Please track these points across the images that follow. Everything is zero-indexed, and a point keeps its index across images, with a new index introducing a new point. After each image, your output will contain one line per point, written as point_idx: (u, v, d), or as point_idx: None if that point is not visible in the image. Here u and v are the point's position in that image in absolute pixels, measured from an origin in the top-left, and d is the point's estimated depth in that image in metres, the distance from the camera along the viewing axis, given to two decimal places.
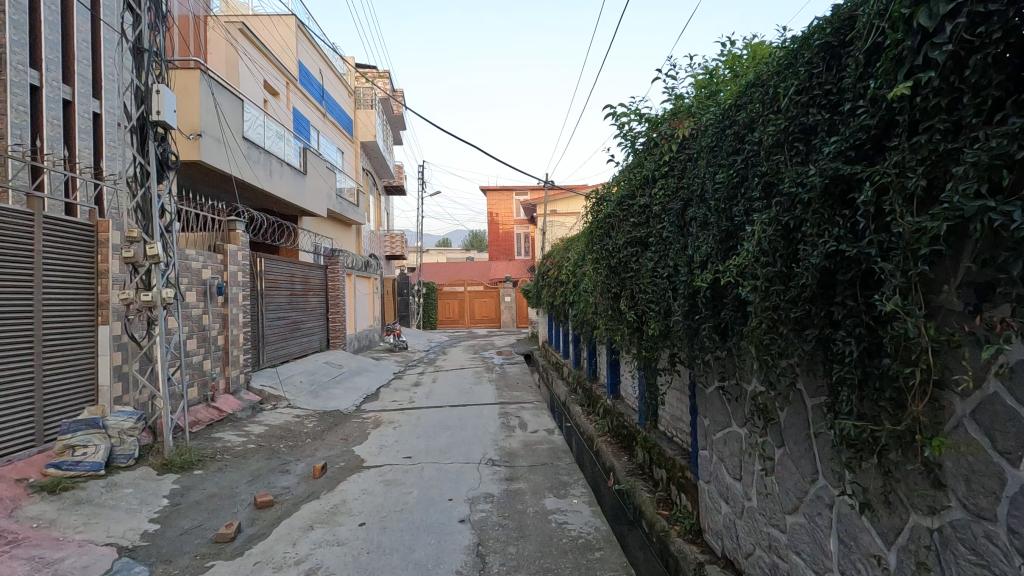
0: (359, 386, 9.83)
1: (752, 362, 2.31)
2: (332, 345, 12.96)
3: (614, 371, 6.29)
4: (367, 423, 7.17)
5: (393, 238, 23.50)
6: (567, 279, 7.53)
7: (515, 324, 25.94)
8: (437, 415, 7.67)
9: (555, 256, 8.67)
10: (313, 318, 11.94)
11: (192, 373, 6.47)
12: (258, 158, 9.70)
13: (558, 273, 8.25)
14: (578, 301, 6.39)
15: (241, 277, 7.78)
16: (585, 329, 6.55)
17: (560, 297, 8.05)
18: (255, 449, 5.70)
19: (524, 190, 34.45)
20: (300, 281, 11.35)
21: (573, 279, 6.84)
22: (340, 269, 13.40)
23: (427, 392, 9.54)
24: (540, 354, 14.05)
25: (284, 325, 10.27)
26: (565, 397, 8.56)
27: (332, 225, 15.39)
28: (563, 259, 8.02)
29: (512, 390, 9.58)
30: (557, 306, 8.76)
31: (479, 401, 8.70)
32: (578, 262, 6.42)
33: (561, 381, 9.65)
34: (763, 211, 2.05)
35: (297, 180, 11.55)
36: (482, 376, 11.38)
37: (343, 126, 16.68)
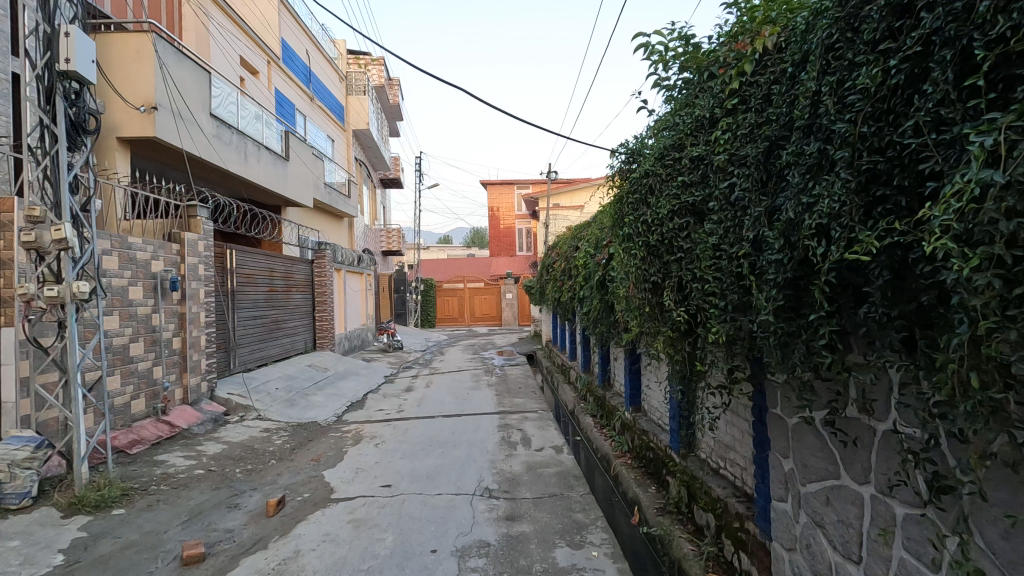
0: (343, 392, 8.85)
1: (929, 394, 1.35)
2: (319, 346, 11.98)
3: (636, 379, 5.30)
4: (344, 439, 6.19)
5: (388, 233, 22.50)
6: (578, 270, 6.53)
7: (517, 323, 25.05)
8: (427, 427, 6.70)
9: (562, 246, 7.66)
10: (296, 317, 10.96)
11: (136, 382, 5.52)
12: (232, 139, 8.72)
13: (566, 265, 7.26)
14: (592, 296, 5.40)
15: (204, 270, 6.81)
16: (600, 328, 5.57)
17: (569, 292, 7.05)
18: (204, 475, 4.74)
19: (525, 184, 33.39)
20: (282, 276, 10.37)
21: (586, 271, 5.85)
22: (328, 264, 12.43)
23: (419, 400, 8.54)
24: (544, 355, 13.07)
25: (261, 325, 9.28)
26: (574, 405, 7.55)
27: (321, 217, 14.40)
28: (572, 248, 7.02)
29: (513, 397, 8.59)
30: (565, 303, 7.75)
31: (476, 410, 7.72)
32: (594, 250, 5.42)
33: (569, 387, 8.63)
34: (996, 114, 1.07)
35: (279, 165, 10.56)
36: (480, 380, 10.38)
37: (333, 112, 15.68)
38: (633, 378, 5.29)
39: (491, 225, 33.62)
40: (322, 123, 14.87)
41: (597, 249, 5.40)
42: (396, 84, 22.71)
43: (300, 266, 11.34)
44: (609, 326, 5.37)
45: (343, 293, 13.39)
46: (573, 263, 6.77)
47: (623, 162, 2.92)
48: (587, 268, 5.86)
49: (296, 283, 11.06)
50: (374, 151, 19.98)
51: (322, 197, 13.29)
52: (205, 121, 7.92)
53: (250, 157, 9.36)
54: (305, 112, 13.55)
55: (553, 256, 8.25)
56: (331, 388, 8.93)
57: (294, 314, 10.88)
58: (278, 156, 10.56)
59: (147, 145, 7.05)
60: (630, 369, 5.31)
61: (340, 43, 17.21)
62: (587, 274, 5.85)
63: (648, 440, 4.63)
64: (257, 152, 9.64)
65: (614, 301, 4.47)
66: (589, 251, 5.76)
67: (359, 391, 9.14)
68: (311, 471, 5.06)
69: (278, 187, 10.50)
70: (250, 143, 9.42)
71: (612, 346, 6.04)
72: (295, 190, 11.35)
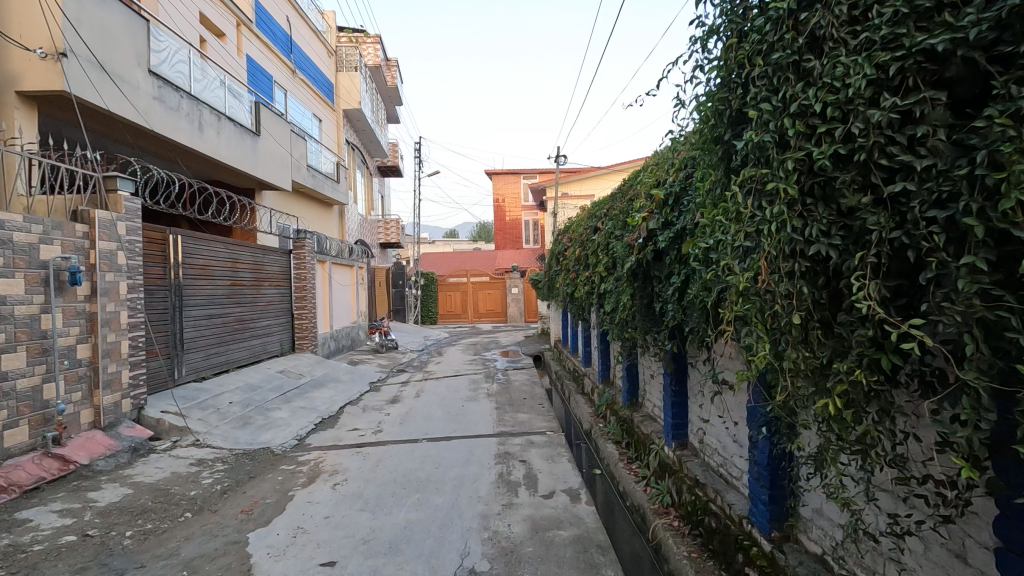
0: (315, 405, 7.45)
1: None
2: (298, 347, 10.57)
3: (680, 406, 3.86)
4: (297, 476, 4.80)
5: (388, 224, 21.37)
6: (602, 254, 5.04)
7: (523, 320, 23.73)
8: (406, 456, 5.32)
9: (578, 229, 6.14)
10: (268, 314, 9.57)
11: (12, 407, 4.16)
12: (182, 105, 7.36)
13: (582, 250, 5.76)
14: (623, 289, 3.94)
15: (127, 259, 5.42)
16: (631, 332, 4.20)
17: (585, 284, 5.57)
18: (75, 544, 3.35)
19: (531, 173, 31.78)
20: (250, 268, 8.99)
21: (614, 257, 4.37)
22: (310, 255, 11.05)
23: (404, 415, 7.13)
24: (552, 357, 11.64)
25: (219, 325, 7.90)
26: (590, 426, 6.10)
27: (306, 204, 13.00)
28: (592, 228, 5.50)
29: (516, 412, 7.14)
30: (578, 299, 6.32)
31: (470, 430, 6.31)
32: (630, 225, 3.93)
33: (584, 400, 7.15)
34: None
35: (250, 141, 9.19)
36: (478, 388, 8.96)
37: (321, 89, 14.29)
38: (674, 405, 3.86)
39: (496, 217, 32.15)
40: (307, 99, 13.49)
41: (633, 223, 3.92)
42: (393, 65, 21.25)
43: (274, 257, 9.94)
44: (648, 332, 3.90)
45: (328, 289, 12.01)
46: (592, 247, 5.28)
47: (740, 30, 1.75)
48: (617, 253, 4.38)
49: (269, 277, 9.69)
50: (369, 134, 18.49)
51: (304, 180, 11.88)
52: (144, 80, 6.58)
53: (208, 129, 7.99)
54: (286, 86, 12.15)
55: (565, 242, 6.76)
56: (301, 400, 7.54)
57: (265, 311, 9.49)
58: (249, 131, 9.20)
59: (57, 104, 5.68)
60: (670, 389, 3.87)
61: (330, 15, 15.77)
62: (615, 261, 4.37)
63: (705, 500, 3.17)
64: (217, 123, 8.22)
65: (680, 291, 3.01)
66: (621, 229, 4.28)
67: (335, 404, 7.74)
68: (233, 533, 3.65)
69: (248, 167, 9.16)
70: (211, 113, 8.08)
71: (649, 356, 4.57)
72: (270, 171, 9.99)
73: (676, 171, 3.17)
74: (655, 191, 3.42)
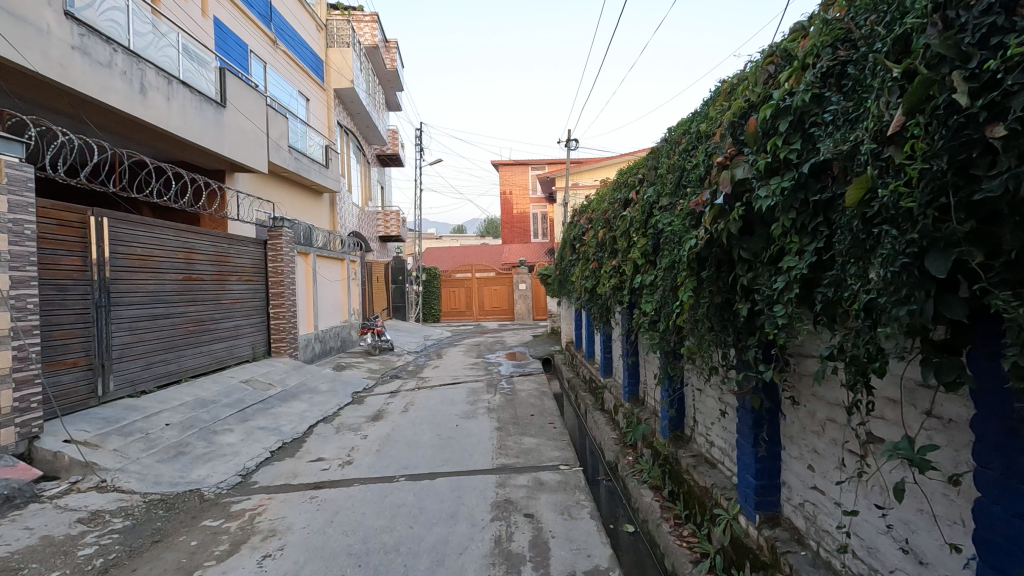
0: (278, 425, 6.13)
1: None
2: (275, 351, 9.27)
3: (770, 460, 2.53)
4: (218, 540, 3.48)
5: (386, 216, 20.07)
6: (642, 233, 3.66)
7: (531, 318, 22.41)
8: (374, 505, 3.99)
9: (601, 206, 4.75)
10: (235, 314, 8.27)
11: None
12: (117, 61, 6.06)
13: (606, 233, 4.38)
14: (682, 282, 2.59)
15: (9, 244, 4.13)
16: (689, 343, 2.86)
17: (613, 278, 4.19)
18: None
19: (540, 163, 30.36)
20: (212, 260, 7.69)
21: (667, 236, 3.00)
22: (291, 246, 9.77)
23: (384, 439, 5.79)
24: (564, 362, 10.27)
25: (168, 327, 6.63)
26: (618, 458, 4.76)
27: (291, 191, 11.74)
28: (624, 203, 4.12)
29: (522, 436, 5.78)
30: (600, 296, 4.96)
31: (463, 462, 4.97)
32: (696, 187, 2.56)
33: (607, 423, 5.77)
34: None
35: (212, 113, 7.90)
36: (479, 400, 7.62)
37: (308, 64, 12.96)
38: (760, 459, 2.53)
39: (503, 211, 30.76)
40: (292, 74, 12.18)
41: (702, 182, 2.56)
42: (392, 47, 19.94)
43: (245, 248, 8.65)
44: (719, 347, 2.56)
45: (313, 284, 10.69)
46: (625, 226, 3.90)
47: None
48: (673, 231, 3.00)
49: (237, 271, 8.38)
50: (365, 118, 17.16)
51: (285, 163, 10.58)
52: (58, 24, 5.29)
53: (154, 92, 6.69)
54: (265, 58, 10.84)
55: (581, 225, 5.39)
56: (263, 418, 6.24)
57: (232, 310, 8.19)
58: (211, 101, 7.89)
59: None
60: (753, 436, 2.54)
61: None
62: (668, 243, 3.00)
63: None
64: (167, 87, 6.93)
65: (827, 280, 1.61)
66: (679, 193, 2.90)
67: (304, 422, 6.42)
68: None
69: (209, 142, 7.87)
70: (159, 75, 6.79)
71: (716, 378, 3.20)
72: (239, 150, 8.71)
73: (803, 73, 1.81)
74: (750, 118, 2.06)
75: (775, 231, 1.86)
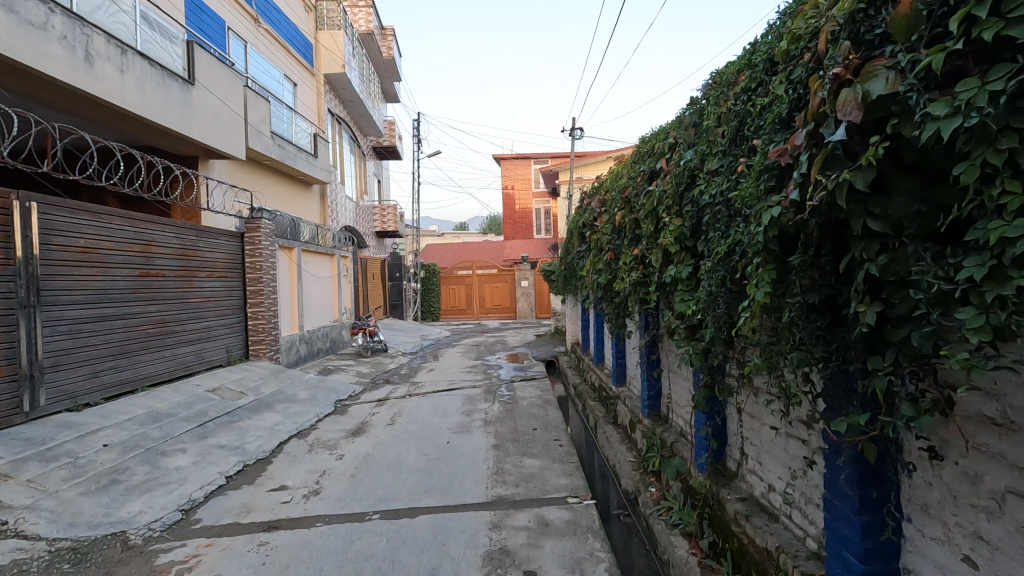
0: (242, 444, 5.32)
1: None
2: (253, 355, 8.47)
3: (882, 536, 1.71)
4: None
5: (383, 211, 19.25)
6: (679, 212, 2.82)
7: (534, 316, 21.58)
8: (336, 556, 3.17)
9: (618, 184, 3.90)
10: (206, 315, 7.46)
11: None
12: (54, 23, 5.26)
13: (626, 216, 3.53)
14: (754, 273, 1.78)
15: None
16: (756, 356, 2.04)
17: (637, 271, 3.35)
18: None
19: (542, 157, 29.49)
20: (177, 254, 6.90)
21: (724, 209, 2.18)
22: (272, 240, 8.96)
23: (362, 461, 4.97)
24: (570, 366, 9.43)
25: (120, 329, 5.83)
26: (638, 489, 3.94)
27: (276, 181, 10.92)
28: (651, 176, 3.26)
29: (523, 457, 4.94)
30: (615, 293, 4.11)
31: (452, 492, 4.15)
32: (775, 134, 1.75)
33: (622, 441, 4.94)
34: None
35: (178, 90, 7.11)
36: (475, 411, 6.79)
37: (295, 47, 12.13)
38: (868, 534, 1.71)
39: (505, 206, 29.90)
40: (276, 56, 11.35)
41: (791, 126, 1.73)
42: (388, 34, 19.12)
43: (218, 241, 7.85)
44: (810, 366, 1.74)
45: (298, 281, 9.88)
46: (653, 205, 3.05)
47: None
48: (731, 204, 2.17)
49: (207, 267, 7.57)
50: (358, 107, 16.32)
51: (267, 150, 9.77)
52: None
53: (105, 63, 5.90)
54: (245, 37, 10.03)
55: (590, 209, 4.55)
56: (225, 435, 5.42)
57: (202, 310, 7.39)
58: (176, 77, 7.09)
59: None
60: (861, 501, 1.71)
61: None
62: (728, 219, 2.17)
63: None
64: (122, 58, 6.14)
65: None
66: (743, 149, 2.07)
67: (273, 439, 5.61)
68: None
69: (175, 123, 7.08)
70: (111, 44, 5.99)
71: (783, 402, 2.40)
72: (212, 134, 7.91)
73: None
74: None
75: (965, 176, 1.05)
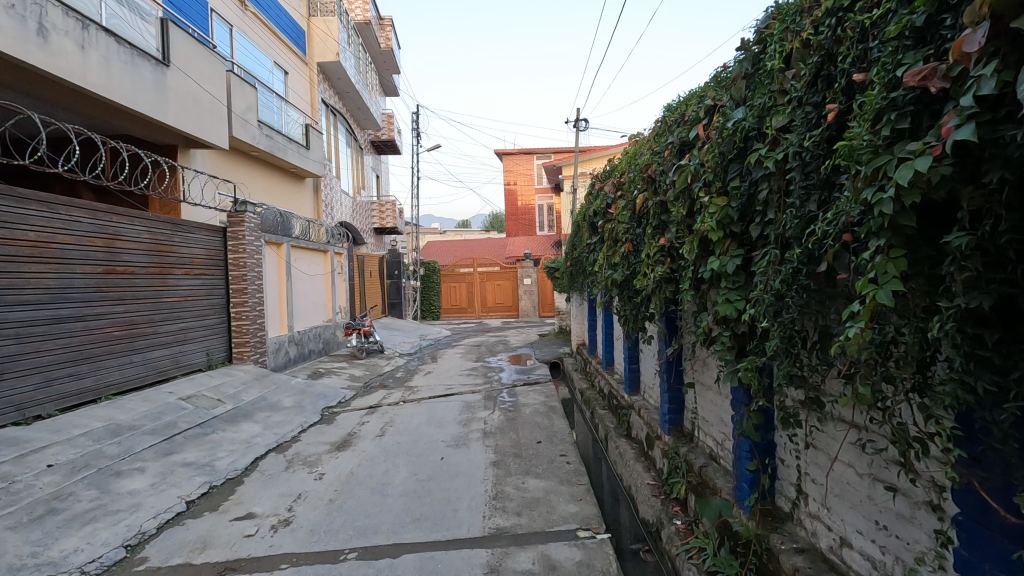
0: (211, 461, 4.75)
1: None
2: (237, 358, 7.90)
3: None
4: None
5: (381, 207, 18.67)
6: (725, 190, 2.23)
7: (537, 315, 21.02)
8: None
9: (639, 163, 3.30)
10: (183, 316, 6.89)
11: None
12: None
13: (649, 200, 2.93)
14: (867, 264, 1.21)
15: None
16: (849, 378, 1.47)
17: (664, 265, 2.76)
18: None
19: (545, 152, 28.87)
20: (148, 250, 6.32)
21: (800, 178, 1.60)
22: (258, 235, 8.39)
23: (344, 481, 4.39)
24: (576, 369, 8.85)
25: (80, 332, 5.28)
26: (661, 520, 3.36)
27: (265, 174, 10.36)
28: (684, 148, 2.66)
29: (525, 477, 4.36)
30: (632, 292, 3.52)
31: (444, 523, 3.58)
32: (903, 55, 1.17)
33: (638, 460, 4.35)
34: None
35: (150, 71, 6.56)
36: (473, 420, 6.22)
37: (286, 33, 11.55)
38: None
39: (507, 202, 29.30)
40: (265, 42, 10.76)
41: (929, 42, 1.16)
42: (387, 24, 18.52)
43: (197, 236, 7.29)
44: (959, 402, 1.16)
45: (287, 279, 9.33)
46: (686, 184, 2.47)
47: None
48: (810, 173, 1.60)
49: (184, 264, 7.00)
50: (354, 99, 15.73)
51: (253, 140, 9.20)
52: None
53: (62, 38, 5.34)
54: (230, 20, 9.44)
55: (602, 195, 3.96)
56: (193, 450, 4.86)
57: (179, 310, 6.84)
58: (148, 57, 6.52)
59: None
60: None
61: None
62: (807, 191, 1.59)
63: None
64: (83, 33, 5.58)
65: None
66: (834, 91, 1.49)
67: (248, 454, 5.05)
68: None
69: (147, 107, 6.53)
70: (69, 17, 5.43)
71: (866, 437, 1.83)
72: (190, 120, 7.35)
73: None
74: None
75: None
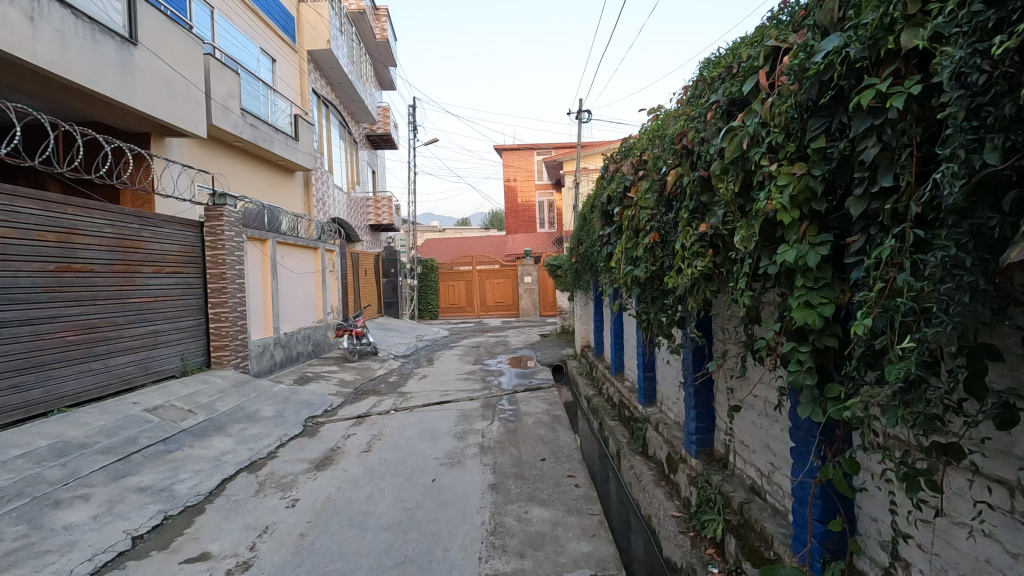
0: (169, 485, 4.16)
1: None
2: (215, 363, 7.33)
3: None
4: None
5: (377, 203, 18.05)
6: (803, 156, 1.66)
7: (538, 314, 20.44)
8: None
9: (667, 135, 2.71)
10: (153, 318, 6.30)
11: None
12: None
13: (684, 178, 2.34)
14: None
15: None
16: None
17: (705, 259, 2.18)
18: None
19: (546, 148, 28.25)
20: (111, 246, 5.74)
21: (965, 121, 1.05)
22: (239, 231, 7.80)
23: (318, 510, 3.80)
24: (580, 374, 8.26)
25: (27, 337, 4.70)
26: (692, 566, 2.79)
27: (249, 166, 9.76)
28: (735, 109, 2.07)
29: (528, 505, 3.78)
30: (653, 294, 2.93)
31: (432, 567, 3.00)
32: None
33: (658, 485, 3.77)
34: None
35: (113, 50, 5.97)
36: (470, 432, 5.64)
37: (273, 17, 10.94)
38: None
39: (508, 199, 28.69)
40: (251, 26, 10.15)
41: None
42: (382, 14, 17.91)
43: (170, 231, 6.70)
44: None
45: (272, 278, 8.74)
46: (743, 151, 1.89)
47: None
48: (982, 110, 1.04)
49: (155, 261, 6.41)
50: (348, 90, 15.12)
51: (235, 129, 8.61)
52: None
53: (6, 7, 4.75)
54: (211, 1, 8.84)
55: (618, 179, 3.36)
56: (150, 473, 4.28)
57: (149, 312, 6.25)
58: (111, 34, 5.94)
59: None
60: None
61: None
62: (982, 140, 1.03)
63: None
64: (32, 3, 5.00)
65: None
66: None
67: (215, 476, 4.47)
68: None
69: (110, 89, 5.94)
70: None
71: (1019, 497, 1.28)
72: (162, 105, 6.77)
73: None
74: None
75: None
